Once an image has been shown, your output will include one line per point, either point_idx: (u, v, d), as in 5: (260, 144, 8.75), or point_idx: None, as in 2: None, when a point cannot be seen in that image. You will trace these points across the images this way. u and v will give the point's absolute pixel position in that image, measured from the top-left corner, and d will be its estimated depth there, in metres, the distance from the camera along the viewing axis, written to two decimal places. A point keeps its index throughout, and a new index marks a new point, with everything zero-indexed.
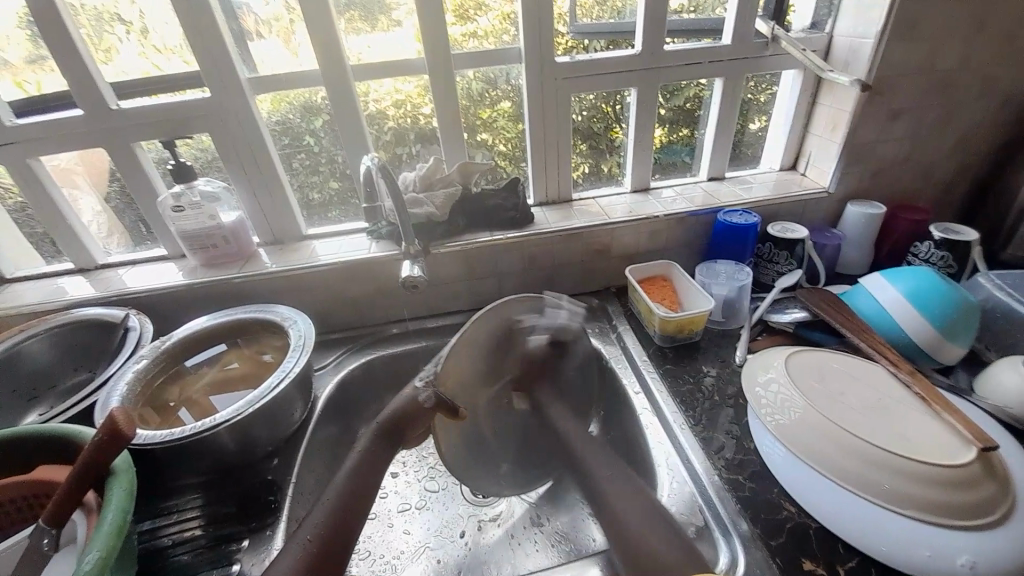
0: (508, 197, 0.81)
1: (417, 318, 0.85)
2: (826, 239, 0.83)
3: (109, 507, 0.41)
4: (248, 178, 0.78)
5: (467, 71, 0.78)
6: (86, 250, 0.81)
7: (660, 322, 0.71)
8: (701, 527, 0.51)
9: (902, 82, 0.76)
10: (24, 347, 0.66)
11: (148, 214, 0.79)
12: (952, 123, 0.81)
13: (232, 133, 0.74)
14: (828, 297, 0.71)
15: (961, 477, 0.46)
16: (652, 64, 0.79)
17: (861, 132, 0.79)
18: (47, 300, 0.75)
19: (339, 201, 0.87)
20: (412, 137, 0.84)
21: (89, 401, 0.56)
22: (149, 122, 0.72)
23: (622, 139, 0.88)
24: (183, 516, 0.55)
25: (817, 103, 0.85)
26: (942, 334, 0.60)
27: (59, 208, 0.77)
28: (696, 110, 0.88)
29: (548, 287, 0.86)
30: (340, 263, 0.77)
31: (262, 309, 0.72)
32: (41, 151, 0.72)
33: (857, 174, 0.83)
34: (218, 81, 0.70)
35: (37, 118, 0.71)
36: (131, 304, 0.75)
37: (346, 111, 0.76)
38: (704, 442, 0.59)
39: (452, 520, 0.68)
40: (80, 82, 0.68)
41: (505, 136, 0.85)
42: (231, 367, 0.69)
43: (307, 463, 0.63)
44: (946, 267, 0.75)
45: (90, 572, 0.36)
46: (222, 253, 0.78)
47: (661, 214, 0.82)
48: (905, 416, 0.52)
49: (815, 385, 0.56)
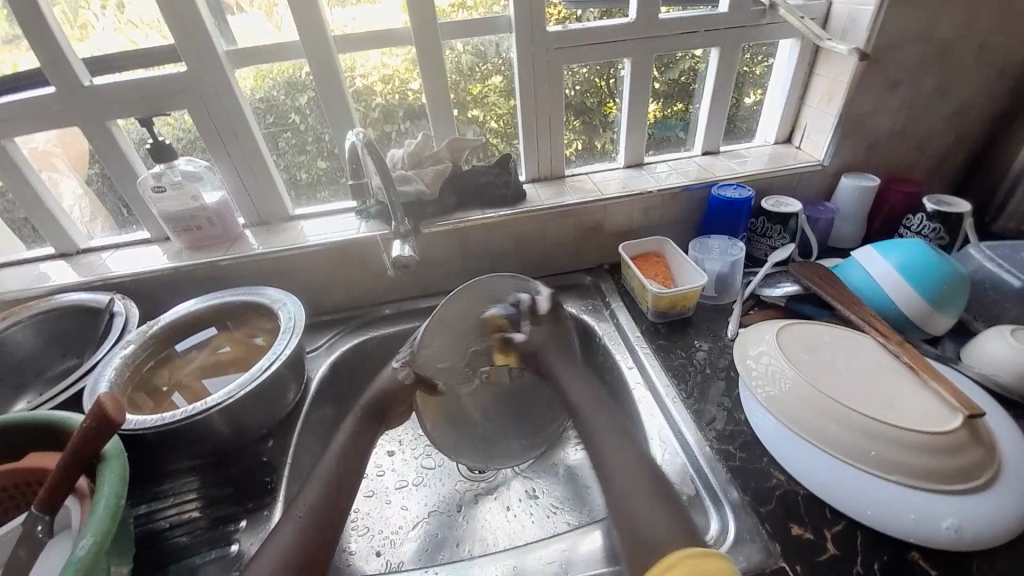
0: (499, 174, 0.80)
1: (410, 299, 0.84)
2: (819, 212, 0.82)
3: (102, 492, 0.40)
4: (231, 157, 0.76)
5: (456, 44, 0.75)
6: (68, 235, 0.79)
7: (653, 298, 0.71)
8: (693, 496, 0.52)
9: (899, 51, 0.74)
10: (9, 335, 0.65)
11: (130, 196, 0.77)
12: (948, 94, 0.80)
13: (213, 111, 0.72)
14: (820, 270, 0.71)
15: (949, 444, 0.46)
16: (648, 35, 0.77)
17: (857, 104, 0.78)
18: (31, 286, 0.73)
19: (327, 180, 0.85)
20: (401, 114, 0.81)
21: (77, 387, 0.55)
22: (126, 100, 0.69)
23: (616, 114, 0.87)
24: (181, 499, 0.55)
25: (814, 74, 0.84)
26: (930, 304, 0.60)
27: (38, 192, 0.74)
28: (691, 83, 0.86)
29: (542, 266, 0.85)
30: (330, 244, 0.75)
31: (251, 292, 0.71)
32: (14, 132, 0.69)
33: (852, 146, 0.83)
34: (196, 56, 0.67)
35: (7, 97, 0.67)
36: (117, 289, 0.74)
37: (331, 87, 0.73)
38: (696, 415, 0.60)
39: (449, 495, 0.69)
40: (51, 58, 0.65)
41: (496, 112, 0.83)
42: (222, 351, 0.68)
43: (302, 444, 0.64)
44: (938, 239, 0.75)
45: (85, 558, 0.36)
46: (206, 235, 0.76)
47: (654, 189, 0.81)
48: (894, 385, 0.53)
49: (806, 357, 0.56)
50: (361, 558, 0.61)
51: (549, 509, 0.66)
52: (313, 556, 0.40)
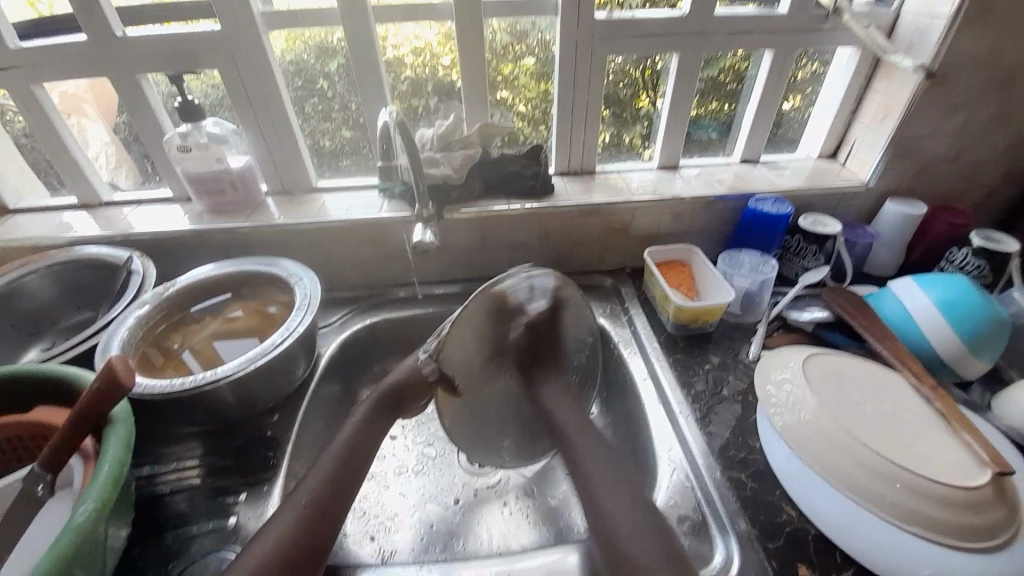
0: (528, 164, 0.77)
1: (425, 283, 0.83)
2: (858, 237, 0.78)
3: (105, 457, 0.40)
4: (255, 120, 0.74)
5: (492, 21, 0.72)
6: (91, 185, 0.79)
7: (675, 310, 0.69)
8: (698, 523, 0.51)
9: (966, 73, 0.70)
10: (25, 281, 0.66)
11: (153, 153, 0.76)
12: (1011, 123, 0.75)
13: (242, 71, 0.70)
14: (854, 299, 0.68)
15: (973, 499, 0.45)
16: (698, 29, 0.73)
17: (913, 125, 0.74)
18: (52, 234, 0.73)
19: (350, 151, 0.83)
20: (430, 89, 0.79)
21: (90, 343, 0.55)
22: (155, 52, 0.67)
23: (650, 108, 0.83)
24: (183, 464, 0.56)
25: (870, 88, 0.79)
26: (969, 349, 0.58)
27: (67, 141, 0.74)
28: (734, 83, 0.82)
29: (561, 262, 0.83)
30: (349, 220, 0.74)
31: (267, 263, 0.69)
32: (45, 77, 0.68)
33: (901, 169, 0.78)
34: (228, 14, 0.65)
35: (39, 41, 0.66)
36: (135, 245, 0.74)
37: (363, 57, 0.71)
38: (708, 436, 0.58)
39: (447, 486, 0.69)
40: (85, 4, 0.63)
41: (525, 95, 0.80)
42: (235, 317, 0.66)
43: (308, 420, 0.63)
44: (981, 277, 0.72)
45: (83, 523, 0.36)
46: (229, 200, 0.76)
47: (687, 196, 0.78)
48: (920, 430, 0.51)
49: (832, 391, 0.54)
50: (355, 542, 0.61)
51: (547, 511, 0.66)
52: (312, 546, 0.40)
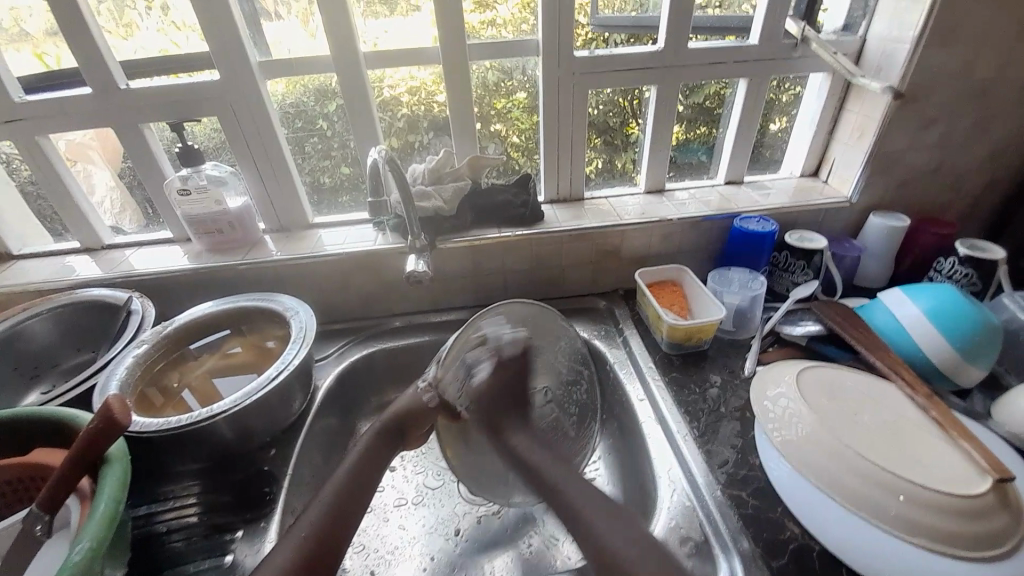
0: (518, 193, 0.79)
1: (421, 312, 0.84)
2: (845, 250, 0.79)
3: (102, 495, 0.40)
4: (256, 162, 0.77)
5: (483, 61, 0.76)
6: (95, 230, 0.81)
7: (668, 329, 0.69)
8: (700, 543, 0.50)
9: (934, 90, 0.72)
10: (25, 326, 0.67)
11: (156, 197, 0.78)
12: (984, 135, 0.77)
13: (240, 118, 0.73)
14: (845, 311, 0.69)
15: (976, 508, 0.44)
16: (675, 61, 0.76)
17: (888, 141, 0.76)
18: (54, 278, 0.75)
19: (349, 186, 0.86)
20: (425, 125, 0.82)
21: (89, 383, 0.56)
22: (155, 101, 0.71)
23: (638, 134, 0.86)
24: (181, 502, 0.56)
25: (844, 108, 0.82)
26: (962, 356, 0.58)
27: (72, 188, 0.77)
28: (717, 108, 0.85)
29: (555, 286, 0.84)
30: (346, 254, 0.76)
31: (266, 297, 0.71)
32: (51, 129, 0.71)
33: (881, 184, 0.80)
34: (228, 64, 0.69)
35: (45, 94, 0.70)
36: (135, 286, 0.75)
37: (357, 98, 0.74)
38: (707, 455, 0.58)
39: (447, 518, 0.68)
40: (90, 61, 0.67)
41: (518, 127, 0.83)
42: (233, 353, 0.68)
43: (305, 454, 0.63)
44: (970, 285, 0.72)
45: (78, 563, 0.36)
46: (228, 238, 0.78)
47: (675, 217, 0.79)
48: (919, 441, 0.50)
49: (827, 402, 0.54)
50: None
51: (549, 540, 0.64)
52: (318, 555, 0.41)
